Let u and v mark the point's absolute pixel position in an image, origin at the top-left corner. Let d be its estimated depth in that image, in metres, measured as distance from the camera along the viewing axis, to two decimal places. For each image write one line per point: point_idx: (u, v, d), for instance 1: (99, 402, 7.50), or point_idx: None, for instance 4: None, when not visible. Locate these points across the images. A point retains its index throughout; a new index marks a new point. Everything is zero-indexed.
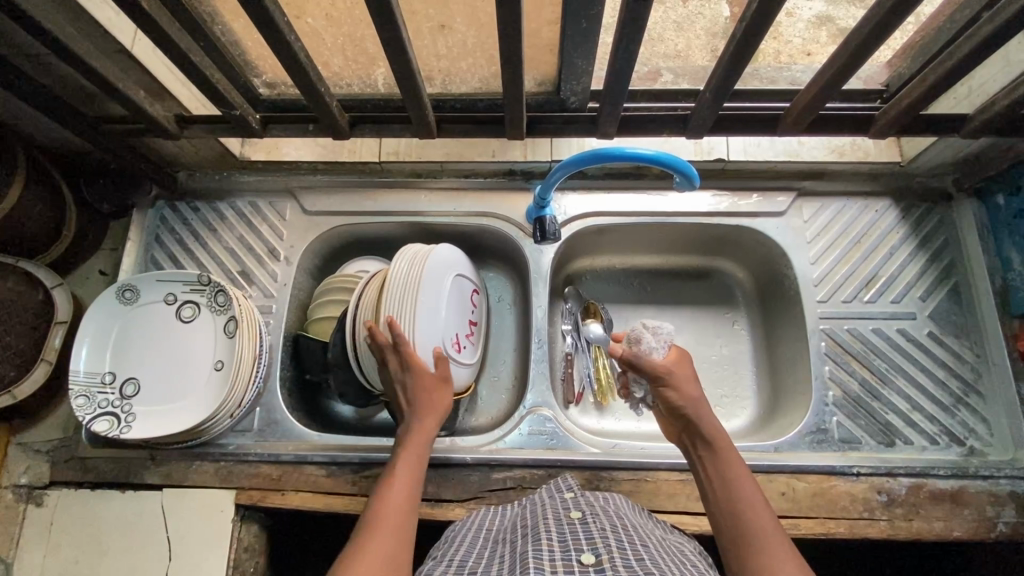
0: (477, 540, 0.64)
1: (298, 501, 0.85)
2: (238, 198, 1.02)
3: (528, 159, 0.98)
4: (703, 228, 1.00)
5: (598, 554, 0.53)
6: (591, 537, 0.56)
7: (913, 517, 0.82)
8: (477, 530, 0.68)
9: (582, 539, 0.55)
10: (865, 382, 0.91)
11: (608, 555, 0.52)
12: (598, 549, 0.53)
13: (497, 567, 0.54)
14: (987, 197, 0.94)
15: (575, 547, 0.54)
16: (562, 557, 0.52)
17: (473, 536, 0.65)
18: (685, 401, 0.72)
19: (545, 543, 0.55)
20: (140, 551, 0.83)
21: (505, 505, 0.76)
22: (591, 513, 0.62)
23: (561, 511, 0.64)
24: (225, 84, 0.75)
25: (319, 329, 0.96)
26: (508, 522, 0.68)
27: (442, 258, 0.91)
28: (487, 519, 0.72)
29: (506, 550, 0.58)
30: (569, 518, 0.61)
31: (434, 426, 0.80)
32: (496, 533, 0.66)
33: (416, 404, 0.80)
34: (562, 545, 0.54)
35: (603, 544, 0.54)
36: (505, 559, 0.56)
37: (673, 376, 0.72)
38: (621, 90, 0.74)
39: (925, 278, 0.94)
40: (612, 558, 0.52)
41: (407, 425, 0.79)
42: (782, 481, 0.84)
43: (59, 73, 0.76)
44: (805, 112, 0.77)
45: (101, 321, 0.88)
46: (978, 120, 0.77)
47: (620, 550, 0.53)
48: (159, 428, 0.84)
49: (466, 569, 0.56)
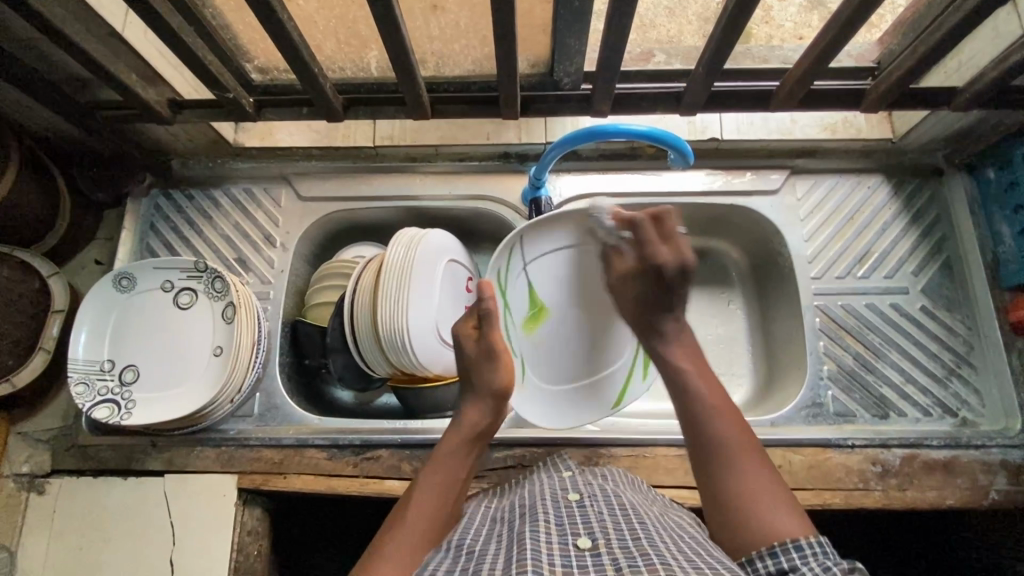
0: (477, 519, 0.65)
1: (301, 484, 0.86)
2: (233, 185, 1.02)
3: (523, 141, 0.98)
4: (698, 208, 1.00)
5: (595, 539, 0.53)
6: (588, 521, 0.57)
7: (907, 486, 0.83)
8: (478, 509, 0.68)
9: (578, 524, 0.56)
10: (859, 356, 0.92)
11: (604, 539, 0.53)
12: (595, 534, 0.53)
13: (495, 547, 0.55)
14: (977, 171, 0.94)
15: (571, 532, 0.54)
16: (559, 541, 0.52)
17: (474, 514, 0.66)
18: (676, 309, 0.72)
19: (542, 525, 0.55)
20: (144, 537, 0.84)
21: (505, 486, 0.77)
22: (588, 495, 0.63)
23: (558, 491, 0.65)
24: (218, 66, 0.75)
25: (316, 314, 0.97)
26: (508, 501, 0.69)
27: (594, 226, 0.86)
28: (486, 499, 0.73)
29: (504, 530, 0.59)
30: (567, 500, 0.62)
31: (489, 416, 0.72)
32: (496, 510, 0.67)
33: (477, 389, 0.73)
34: (559, 529, 0.55)
35: (600, 528, 0.55)
36: (503, 539, 0.56)
37: (681, 274, 0.70)
38: (614, 67, 0.74)
39: (917, 253, 0.95)
40: (608, 542, 0.52)
41: (465, 407, 0.73)
42: (778, 455, 0.85)
43: (51, 57, 0.76)
44: (797, 86, 0.78)
45: (99, 308, 0.88)
46: (968, 93, 0.78)
47: (616, 532, 0.54)
48: (158, 414, 0.84)
49: (465, 545, 0.57)
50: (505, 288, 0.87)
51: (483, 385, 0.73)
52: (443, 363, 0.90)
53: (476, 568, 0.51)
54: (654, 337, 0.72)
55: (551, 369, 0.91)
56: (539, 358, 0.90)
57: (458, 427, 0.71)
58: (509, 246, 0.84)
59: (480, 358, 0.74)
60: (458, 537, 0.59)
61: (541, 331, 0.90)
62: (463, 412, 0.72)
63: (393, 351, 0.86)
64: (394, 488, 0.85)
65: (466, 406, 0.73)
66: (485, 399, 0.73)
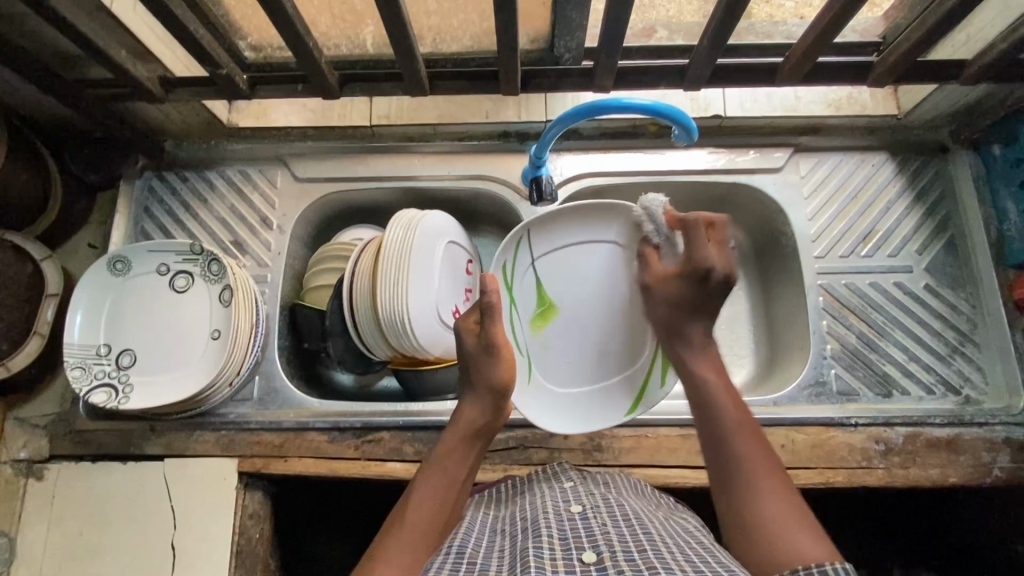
0: (477, 525, 0.63)
1: (302, 467, 0.85)
2: (227, 166, 1.00)
3: (523, 119, 0.97)
4: (702, 187, 0.98)
5: (599, 552, 0.52)
6: (592, 532, 0.55)
7: (910, 465, 0.83)
8: (478, 515, 0.67)
9: (582, 537, 0.55)
10: (863, 335, 0.91)
11: (609, 552, 0.51)
12: (599, 547, 0.52)
13: (497, 562, 0.54)
14: (983, 148, 0.93)
15: (576, 546, 0.53)
16: (563, 554, 0.52)
17: (475, 520, 0.65)
18: (704, 314, 0.70)
19: (545, 539, 0.54)
20: (145, 521, 0.83)
21: (506, 487, 0.76)
22: (591, 506, 0.62)
23: (560, 504, 0.63)
24: (211, 42, 0.73)
25: (315, 297, 0.95)
26: (508, 509, 0.67)
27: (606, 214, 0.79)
28: (486, 506, 0.71)
29: (505, 542, 0.57)
30: (571, 511, 0.61)
31: (490, 412, 0.70)
32: (497, 518, 0.65)
33: (476, 384, 0.71)
34: (562, 543, 0.53)
35: (604, 540, 0.53)
36: (505, 552, 0.55)
37: (723, 279, 0.69)
38: (617, 41, 0.72)
39: (921, 231, 0.94)
40: (614, 555, 0.51)
41: (466, 403, 0.71)
42: (781, 434, 0.85)
43: (39, 33, 0.74)
44: (803, 60, 0.76)
45: (94, 292, 0.87)
46: (977, 66, 0.76)
47: (622, 544, 0.53)
48: (156, 399, 0.83)
49: (466, 550, 0.56)
50: (510, 284, 0.80)
51: (483, 380, 0.70)
52: (444, 345, 0.89)
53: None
54: (680, 345, 0.71)
55: (561, 373, 0.82)
56: (551, 362, 0.82)
57: (454, 427, 0.69)
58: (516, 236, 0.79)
59: (481, 353, 0.71)
60: (457, 546, 0.57)
61: (551, 332, 0.82)
62: (461, 412, 0.70)
63: (394, 333, 0.85)
64: (396, 470, 0.85)
65: (467, 402, 0.71)
66: (483, 395, 0.70)
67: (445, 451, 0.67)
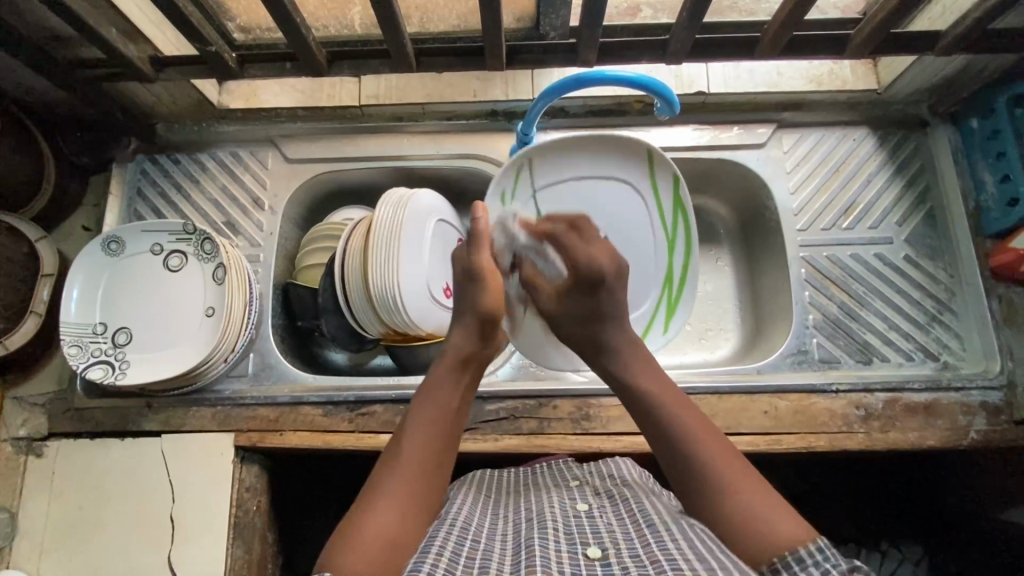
0: (481, 511, 0.65)
1: (297, 441, 0.87)
2: (218, 148, 1.02)
3: (510, 98, 0.98)
4: (687, 163, 1.00)
5: (604, 549, 0.52)
6: (598, 532, 0.56)
7: (889, 428, 0.85)
8: (482, 502, 0.68)
9: (587, 534, 0.56)
10: (844, 305, 0.93)
11: (614, 549, 0.52)
12: (604, 544, 0.53)
13: (501, 550, 0.55)
14: (961, 121, 0.95)
15: (581, 541, 0.54)
16: (568, 549, 0.52)
17: (478, 505, 0.66)
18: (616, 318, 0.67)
19: (550, 533, 0.55)
20: (145, 494, 0.85)
21: (511, 479, 0.78)
22: (598, 507, 0.63)
23: (567, 502, 0.64)
24: (198, 18, 0.74)
25: (308, 276, 0.97)
26: (512, 501, 0.68)
27: (617, 151, 0.87)
28: (489, 490, 0.73)
29: (510, 531, 0.59)
30: (576, 510, 0.62)
31: (478, 339, 0.68)
32: (501, 508, 0.66)
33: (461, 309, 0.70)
34: (568, 538, 0.55)
35: (609, 539, 0.54)
36: (510, 542, 0.56)
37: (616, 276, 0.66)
38: (598, 16, 0.73)
39: (901, 204, 0.96)
40: (618, 552, 0.52)
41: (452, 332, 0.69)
42: (764, 401, 0.87)
43: (28, 12, 0.74)
44: (781, 32, 0.77)
45: (90, 272, 0.88)
46: (950, 36, 0.78)
47: (625, 542, 0.53)
48: (152, 375, 0.85)
49: (470, 535, 0.56)
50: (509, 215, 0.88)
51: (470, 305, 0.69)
52: (435, 321, 0.91)
53: (481, 567, 0.51)
54: (606, 356, 0.67)
55: None
56: None
57: (443, 359, 0.67)
58: (516, 166, 0.86)
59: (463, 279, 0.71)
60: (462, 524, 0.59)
61: None
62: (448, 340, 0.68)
63: (385, 309, 0.86)
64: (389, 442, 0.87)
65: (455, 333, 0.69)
66: (470, 322, 0.69)
67: (441, 383, 0.65)
